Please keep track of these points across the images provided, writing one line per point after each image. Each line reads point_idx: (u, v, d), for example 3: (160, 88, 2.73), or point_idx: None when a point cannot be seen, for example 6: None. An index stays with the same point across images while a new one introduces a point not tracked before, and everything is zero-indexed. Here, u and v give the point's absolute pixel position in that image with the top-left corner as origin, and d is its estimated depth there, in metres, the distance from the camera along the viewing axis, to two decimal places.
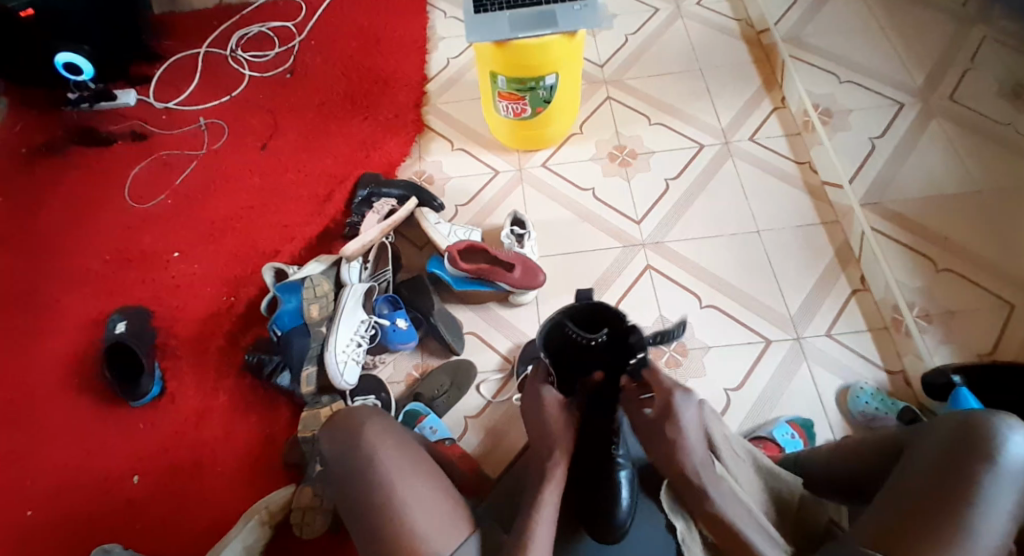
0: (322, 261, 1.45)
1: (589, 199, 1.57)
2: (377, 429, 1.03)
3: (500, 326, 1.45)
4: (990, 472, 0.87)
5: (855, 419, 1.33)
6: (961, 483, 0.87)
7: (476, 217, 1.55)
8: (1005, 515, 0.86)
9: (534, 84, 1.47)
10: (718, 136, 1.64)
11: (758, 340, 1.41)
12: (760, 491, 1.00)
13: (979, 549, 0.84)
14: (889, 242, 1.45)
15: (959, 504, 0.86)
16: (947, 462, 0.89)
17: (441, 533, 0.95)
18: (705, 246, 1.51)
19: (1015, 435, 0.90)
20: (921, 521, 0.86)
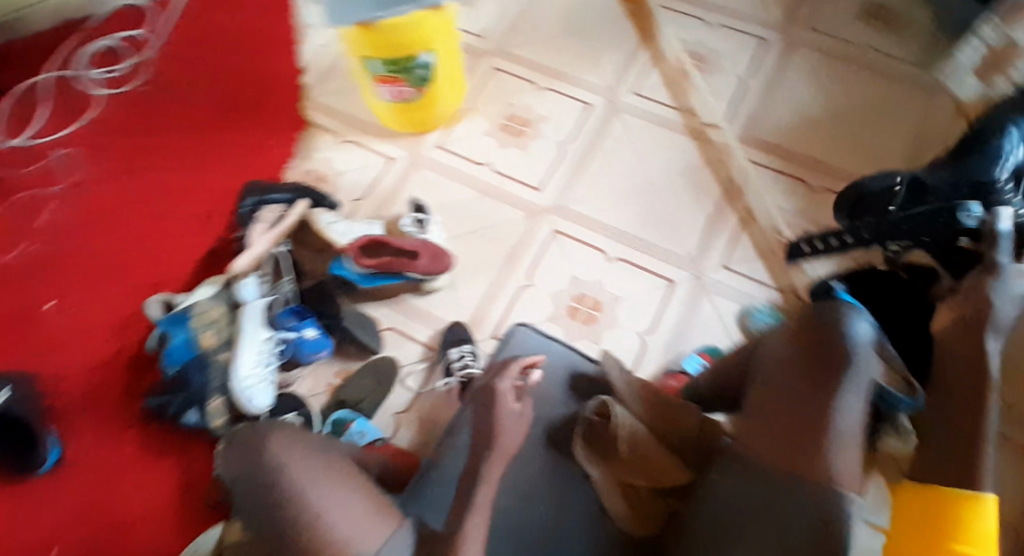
0: (213, 284, 1.35)
1: (488, 174, 1.56)
2: (282, 442, 0.97)
3: (417, 316, 1.43)
4: (842, 362, 0.86)
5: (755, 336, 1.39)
6: (822, 377, 0.87)
7: (376, 210, 1.53)
8: (862, 395, 0.86)
9: (406, 59, 1.42)
10: (602, 93, 1.64)
11: (662, 283, 1.45)
12: (653, 414, 1.05)
13: (845, 444, 0.84)
14: (767, 172, 1.53)
15: (819, 397, 0.86)
16: (801, 361, 0.89)
17: (365, 535, 0.89)
18: (605, 203, 1.53)
19: (860, 321, 0.89)
20: (794, 433, 0.86)
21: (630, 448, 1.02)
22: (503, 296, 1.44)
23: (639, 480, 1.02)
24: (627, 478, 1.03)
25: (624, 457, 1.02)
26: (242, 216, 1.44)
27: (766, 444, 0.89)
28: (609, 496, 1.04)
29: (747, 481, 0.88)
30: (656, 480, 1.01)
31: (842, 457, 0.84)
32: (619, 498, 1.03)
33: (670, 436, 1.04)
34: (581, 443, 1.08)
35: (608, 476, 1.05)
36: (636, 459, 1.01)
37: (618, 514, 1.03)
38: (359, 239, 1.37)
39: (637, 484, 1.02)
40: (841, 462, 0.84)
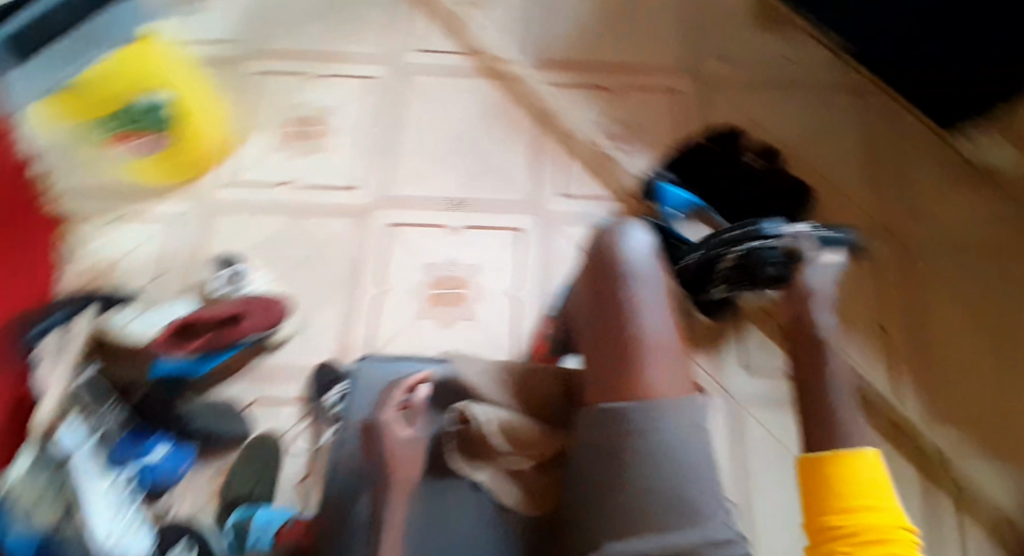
0: (25, 451, 1.06)
1: (293, 191, 1.43)
2: None
3: (274, 378, 1.34)
4: (627, 279, 0.97)
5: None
6: (617, 300, 0.95)
7: (185, 278, 1.37)
8: (658, 306, 0.95)
9: (129, 100, 1.33)
10: (379, 61, 1.53)
11: (510, 233, 1.39)
12: (513, 393, 1.03)
13: (656, 350, 0.91)
14: (567, 90, 1.49)
15: (626, 318, 0.93)
16: (597, 290, 0.99)
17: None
18: (427, 176, 1.44)
19: (636, 236, 1.01)
20: (602, 356, 0.93)
21: (506, 432, 0.97)
22: (365, 314, 1.36)
23: (526, 462, 0.96)
24: (511, 463, 0.96)
25: (503, 445, 0.97)
26: (23, 362, 1.16)
27: (597, 387, 0.93)
28: (503, 491, 0.94)
29: (595, 424, 0.89)
30: (543, 454, 0.96)
31: (662, 365, 0.90)
32: (512, 489, 0.94)
33: (537, 409, 1.01)
34: (455, 450, 0.97)
35: (497, 472, 0.95)
36: (515, 438, 0.97)
37: (518, 504, 0.93)
38: (170, 325, 1.27)
39: (526, 467, 0.96)
40: (663, 373, 0.90)
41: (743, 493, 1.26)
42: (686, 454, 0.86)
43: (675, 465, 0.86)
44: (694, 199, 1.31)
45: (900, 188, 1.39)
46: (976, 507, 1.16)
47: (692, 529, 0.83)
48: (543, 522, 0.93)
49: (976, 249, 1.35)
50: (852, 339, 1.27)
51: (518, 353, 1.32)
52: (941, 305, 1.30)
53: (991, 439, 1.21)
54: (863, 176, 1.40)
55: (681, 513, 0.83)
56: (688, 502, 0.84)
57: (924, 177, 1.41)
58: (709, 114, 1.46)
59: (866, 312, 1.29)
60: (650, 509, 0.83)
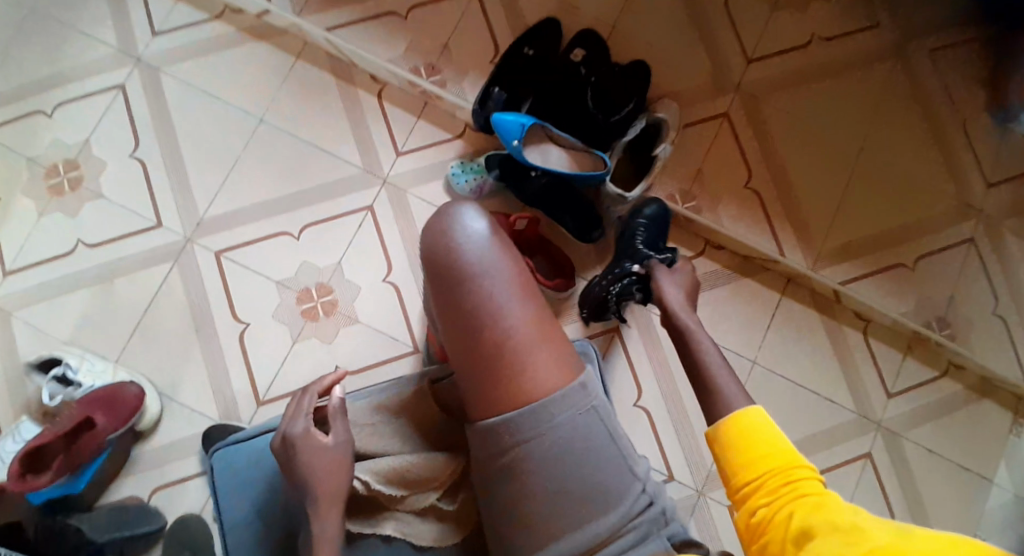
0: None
1: (89, 254, 1.24)
2: None
3: (168, 457, 1.23)
4: (478, 279, 0.93)
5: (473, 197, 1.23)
6: (475, 305, 0.92)
7: (15, 390, 1.20)
8: (516, 296, 0.93)
9: None
10: (124, 62, 1.27)
11: (360, 213, 1.24)
12: (403, 427, 1.01)
13: (525, 347, 0.92)
14: (351, 28, 1.27)
15: (488, 323, 0.92)
16: (448, 296, 0.94)
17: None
18: (236, 182, 1.25)
19: (473, 224, 0.95)
20: (478, 368, 0.92)
21: (401, 474, 0.96)
22: (232, 359, 1.23)
23: (433, 495, 0.97)
24: (419, 502, 0.97)
25: (401, 491, 0.97)
26: None
27: (479, 400, 0.93)
28: (417, 531, 0.97)
29: (491, 442, 0.91)
30: (445, 482, 0.98)
31: (540, 359, 0.92)
32: (426, 526, 0.98)
33: (427, 436, 1.01)
34: (357, 511, 0.99)
35: (405, 515, 0.98)
36: (413, 480, 0.97)
37: (436, 537, 0.97)
38: (20, 454, 1.08)
39: (433, 500, 0.97)
40: (541, 368, 0.92)
41: (677, 396, 1.23)
42: (584, 448, 0.91)
43: (581, 456, 0.90)
44: (530, 120, 1.14)
45: (733, 30, 1.26)
46: (876, 332, 1.22)
47: (607, 511, 0.90)
48: (467, 540, 0.99)
49: (817, 74, 1.25)
50: (727, 211, 1.22)
51: (415, 340, 1.23)
52: (797, 147, 1.24)
53: (878, 266, 1.22)
54: (688, 29, 1.26)
55: (591, 492, 0.90)
56: (598, 487, 0.90)
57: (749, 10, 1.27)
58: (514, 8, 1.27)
59: (729, 182, 1.23)
60: (565, 509, 0.89)
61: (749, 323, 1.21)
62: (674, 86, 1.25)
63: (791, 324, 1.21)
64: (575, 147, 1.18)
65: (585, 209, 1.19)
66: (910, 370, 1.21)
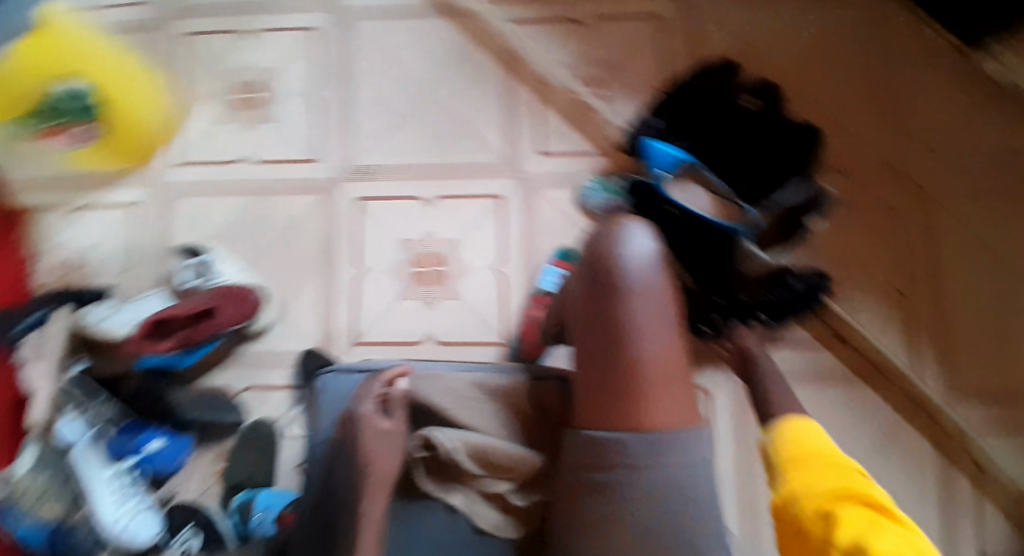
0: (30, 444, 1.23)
1: (252, 168, 1.37)
2: None
3: (264, 363, 1.31)
4: (631, 303, 0.90)
5: (599, 213, 1.29)
6: (625, 328, 0.90)
7: (156, 270, 1.35)
8: (664, 330, 0.91)
9: (42, 88, 1.27)
10: (325, 9, 1.40)
11: (491, 200, 1.31)
12: (497, 409, 1.11)
13: (655, 379, 0.90)
14: (535, 27, 1.36)
15: (628, 347, 0.90)
16: (597, 305, 0.91)
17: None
18: (391, 140, 1.35)
19: (636, 245, 0.92)
20: (604, 384, 0.91)
21: (483, 459, 1.06)
22: (345, 297, 1.32)
23: (504, 486, 1.06)
24: (490, 488, 1.07)
25: (479, 471, 1.07)
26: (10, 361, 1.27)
27: (596, 411, 0.91)
28: (480, 512, 1.07)
29: (593, 455, 0.91)
30: (518, 478, 1.06)
31: (662, 399, 0.90)
32: (493, 513, 1.06)
33: (519, 428, 1.10)
34: (433, 477, 1.09)
35: (473, 494, 1.07)
36: (491, 465, 1.06)
37: (496, 527, 1.06)
38: (150, 318, 1.21)
39: (503, 491, 1.06)
40: (661, 408, 0.90)
41: (739, 463, 1.25)
42: (676, 496, 0.91)
43: (664, 495, 0.91)
44: (687, 157, 1.20)
45: (929, 133, 1.31)
46: (991, 488, 1.23)
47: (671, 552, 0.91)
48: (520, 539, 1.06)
49: (1003, 201, 1.29)
50: (863, 310, 1.28)
51: (507, 333, 1.29)
52: (959, 264, 1.28)
53: (1005, 402, 1.25)
54: (887, 122, 1.31)
55: (663, 530, 0.91)
56: (675, 530, 0.91)
57: (950, 117, 1.31)
58: (699, 42, 1.33)
59: (885, 277, 1.28)
60: (638, 541, 0.90)
61: (829, 421, 1.25)
62: (856, 170, 1.30)
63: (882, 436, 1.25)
64: (720, 191, 1.20)
65: (717, 265, 1.19)
66: (994, 522, 1.22)
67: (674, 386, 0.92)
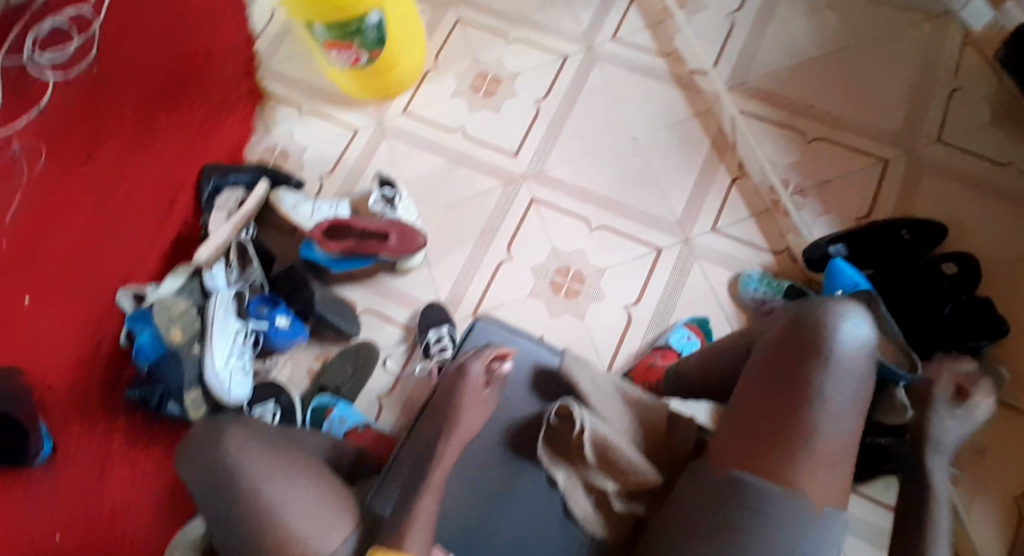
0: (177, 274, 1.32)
1: (460, 139, 1.51)
2: (238, 436, 0.93)
3: (393, 296, 1.41)
4: (826, 367, 0.84)
5: (747, 305, 1.34)
6: (811, 386, 0.84)
7: (344, 186, 1.51)
8: (848, 407, 0.84)
9: (358, 12, 1.31)
10: (580, 42, 1.56)
11: (648, 251, 1.39)
12: (633, 426, 0.96)
13: (821, 450, 0.82)
14: (758, 124, 1.45)
15: (806, 406, 0.83)
16: (788, 355, 0.86)
17: (321, 533, 0.87)
18: (585, 165, 1.46)
19: (851, 323, 0.86)
20: (768, 433, 0.84)
21: (603, 453, 0.92)
22: (480, 273, 1.40)
23: (608, 484, 0.93)
24: (596, 481, 0.93)
25: (592, 459, 0.93)
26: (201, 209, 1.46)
27: (738, 451, 0.85)
28: (576, 500, 0.94)
29: (721, 491, 0.83)
30: (629, 483, 0.92)
31: (821, 473, 0.82)
32: (586, 501, 0.94)
33: (648, 444, 0.95)
34: (542, 445, 0.97)
35: (575, 478, 0.95)
36: (606, 461, 0.92)
37: (586, 518, 0.93)
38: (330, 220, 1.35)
39: (607, 489, 0.93)
40: (816, 480, 0.82)
41: None
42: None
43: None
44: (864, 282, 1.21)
45: None
46: None
47: None
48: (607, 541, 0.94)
49: None
50: (981, 508, 1.20)
51: (611, 367, 1.33)
52: None
53: None
54: None
55: None
56: None
57: None
58: (908, 202, 1.37)
59: (1001, 484, 1.22)
60: None
61: None
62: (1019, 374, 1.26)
63: None
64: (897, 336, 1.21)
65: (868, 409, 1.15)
66: None
67: (836, 467, 0.83)
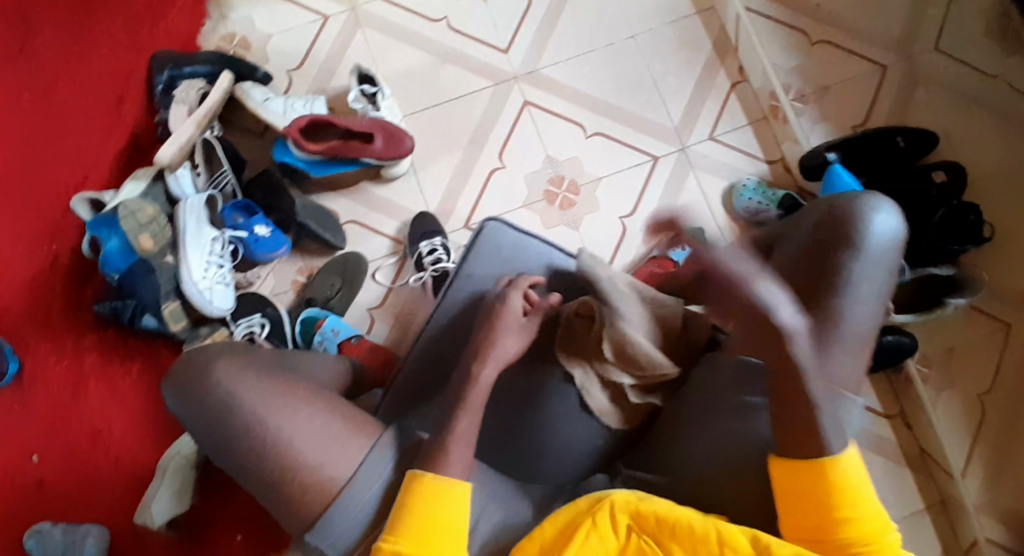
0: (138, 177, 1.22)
1: (445, 32, 1.40)
2: (231, 369, 0.83)
3: (377, 205, 1.33)
4: (854, 257, 0.84)
5: (740, 216, 1.33)
6: (834, 271, 0.85)
7: (317, 82, 1.38)
8: (873, 295, 0.85)
9: None
10: None
11: (645, 159, 1.36)
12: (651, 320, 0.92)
13: (844, 337, 0.83)
14: (764, 22, 1.40)
15: (834, 294, 0.84)
16: (817, 249, 0.86)
17: (335, 457, 0.80)
18: (580, 64, 1.39)
19: (880, 215, 0.86)
20: None
21: (623, 351, 0.89)
22: (471, 182, 1.34)
23: (626, 380, 0.90)
24: (613, 377, 0.90)
25: (609, 354, 0.89)
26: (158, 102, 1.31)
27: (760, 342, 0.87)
28: (592, 394, 0.91)
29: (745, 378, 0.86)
30: (646, 378, 0.90)
31: (846, 359, 0.84)
32: (603, 395, 0.91)
33: (667, 339, 0.92)
34: (559, 341, 0.94)
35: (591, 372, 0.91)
36: (624, 355, 0.89)
37: (603, 413, 0.91)
38: (309, 116, 1.23)
39: (623, 383, 0.90)
40: (839, 366, 0.83)
41: None
42: None
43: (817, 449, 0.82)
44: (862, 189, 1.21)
45: None
46: None
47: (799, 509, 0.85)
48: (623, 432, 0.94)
49: None
50: (947, 403, 1.25)
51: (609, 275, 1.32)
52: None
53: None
54: None
55: None
56: None
57: None
58: (903, 111, 1.37)
59: (969, 382, 1.26)
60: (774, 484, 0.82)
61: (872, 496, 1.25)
62: (996, 281, 1.29)
63: (915, 536, 1.23)
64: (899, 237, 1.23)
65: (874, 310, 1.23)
66: None
67: (858, 353, 0.84)
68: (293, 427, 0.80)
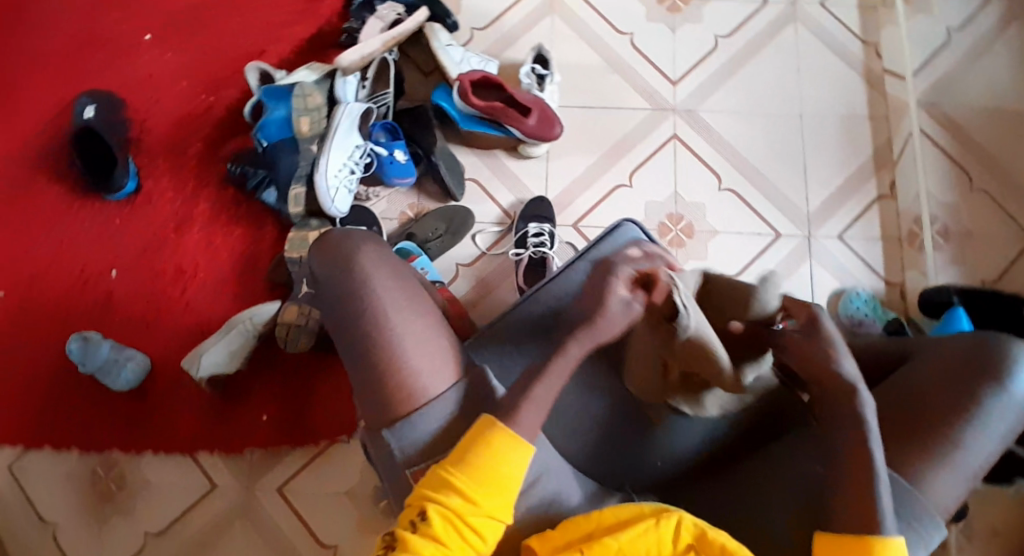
0: (314, 70, 1.31)
1: (625, 45, 1.44)
2: (374, 258, 0.87)
3: (503, 176, 1.37)
4: (993, 392, 0.84)
5: (841, 321, 1.30)
6: (969, 397, 0.84)
7: (493, 47, 1.43)
8: (996, 438, 0.84)
9: None
10: None
11: (769, 233, 1.36)
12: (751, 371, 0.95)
13: (954, 461, 0.83)
14: (932, 151, 1.40)
15: (955, 419, 0.83)
16: (958, 372, 0.86)
17: (436, 370, 0.83)
18: (739, 121, 1.41)
19: None
20: (909, 429, 0.84)
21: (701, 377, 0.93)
22: (596, 190, 1.36)
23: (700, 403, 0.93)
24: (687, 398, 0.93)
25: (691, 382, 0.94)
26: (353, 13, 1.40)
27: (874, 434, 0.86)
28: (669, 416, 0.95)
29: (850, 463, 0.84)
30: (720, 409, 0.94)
31: (943, 481, 0.82)
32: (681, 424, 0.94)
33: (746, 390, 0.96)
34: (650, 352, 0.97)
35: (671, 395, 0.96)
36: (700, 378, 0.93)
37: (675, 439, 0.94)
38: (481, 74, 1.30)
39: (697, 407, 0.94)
40: (938, 484, 0.82)
41: None
42: None
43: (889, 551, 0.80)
44: None
45: None
46: None
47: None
48: (690, 464, 0.95)
49: None
50: None
51: None
52: None
53: None
54: None
55: None
56: None
57: None
58: None
59: None
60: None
61: None
62: None
63: None
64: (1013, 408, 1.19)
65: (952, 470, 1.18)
66: None
67: (960, 482, 0.83)
68: (381, 322, 0.83)
